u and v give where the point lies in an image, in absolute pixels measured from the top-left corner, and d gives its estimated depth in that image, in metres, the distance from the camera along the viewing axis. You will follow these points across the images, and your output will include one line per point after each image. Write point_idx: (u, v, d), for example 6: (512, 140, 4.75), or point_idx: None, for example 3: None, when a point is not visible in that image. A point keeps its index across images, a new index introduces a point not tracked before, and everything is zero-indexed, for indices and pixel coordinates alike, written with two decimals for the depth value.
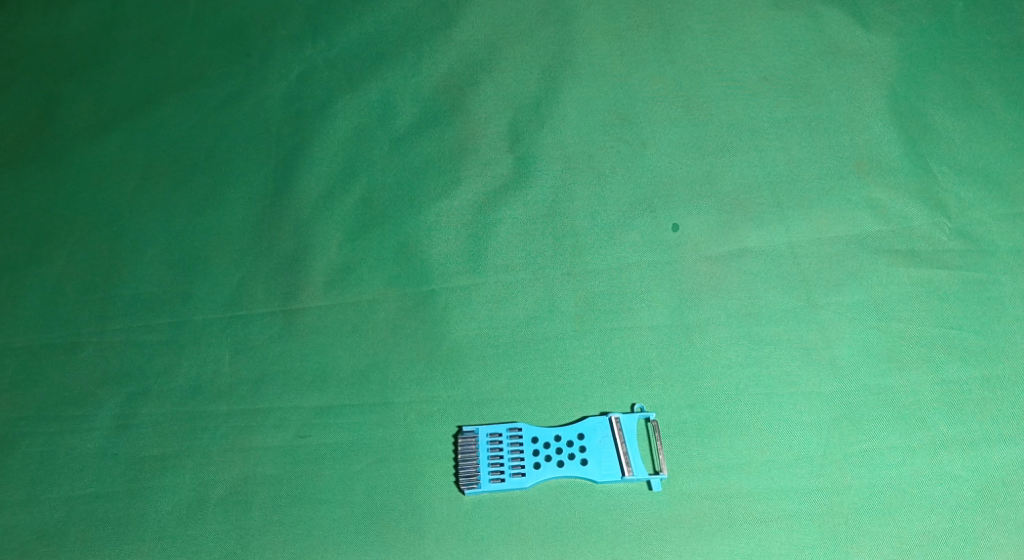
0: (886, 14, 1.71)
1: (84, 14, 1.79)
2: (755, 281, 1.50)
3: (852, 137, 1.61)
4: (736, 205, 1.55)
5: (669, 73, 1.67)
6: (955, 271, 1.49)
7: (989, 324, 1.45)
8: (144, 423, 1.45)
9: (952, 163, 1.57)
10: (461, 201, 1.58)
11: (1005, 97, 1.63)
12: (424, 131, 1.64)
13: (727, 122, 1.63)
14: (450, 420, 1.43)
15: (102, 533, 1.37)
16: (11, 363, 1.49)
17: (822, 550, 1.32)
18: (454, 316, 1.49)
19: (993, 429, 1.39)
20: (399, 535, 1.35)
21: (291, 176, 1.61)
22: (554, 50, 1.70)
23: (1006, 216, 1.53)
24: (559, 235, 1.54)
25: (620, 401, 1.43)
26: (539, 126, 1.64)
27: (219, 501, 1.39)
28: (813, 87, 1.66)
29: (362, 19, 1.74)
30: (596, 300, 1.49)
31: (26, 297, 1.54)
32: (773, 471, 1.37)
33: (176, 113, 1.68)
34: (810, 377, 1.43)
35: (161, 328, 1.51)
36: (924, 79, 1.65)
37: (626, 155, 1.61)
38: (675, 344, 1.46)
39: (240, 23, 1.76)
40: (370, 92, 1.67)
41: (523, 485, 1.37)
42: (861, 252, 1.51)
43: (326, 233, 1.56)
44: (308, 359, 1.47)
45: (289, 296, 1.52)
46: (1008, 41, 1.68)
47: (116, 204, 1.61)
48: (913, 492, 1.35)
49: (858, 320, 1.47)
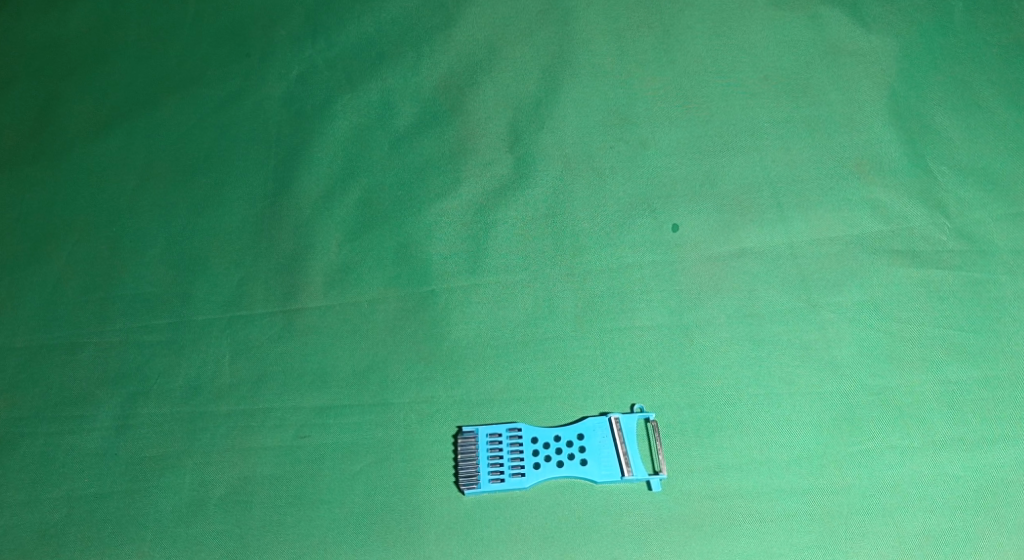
0: (886, 14, 1.75)
1: (84, 14, 1.83)
2: (755, 281, 1.52)
3: (853, 136, 1.64)
4: (736, 205, 1.58)
5: (670, 73, 1.71)
6: (955, 271, 1.51)
7: (989, 325, 1.47)
8: (144, 423, 1.45)
9: (952, 163, 1.60)
10: (461, 201, 1.60)
11: (1005, 98, 1.66)
12: (424, 131, 1.66)
13: (727, 122, 1.66)
14: (450, 420, 1.43)
15: (101, 533, 1.37)
16: (11, 363, 1.50)
17: (822, 550, 1.32)
18: (453, 316, 1.50)
19: (995, 429, 1.39)
20: (399, 535, 1.35)
21: (291, 176, 1.63)
22: (554, 50, 1.73)
23: (1006, 216, 1.55)
24: (560, 235, 1.56)
25: (620, 401, 1.43)
26: (539, 125, 1.66)
27: (219, 501, 1.39)
28: (812, 87, 1.69)
29: (362, 19, 1.78)
30: (596, 301, 1.51)
31: (26, 296, 1.56)
32: (773, 471, 1.37)
33: (175, 113, 1.71)
34: (811, 377, 1.44)
35: (161, 328, 1.51)
36: (925, 80, 1.68)
37: (627, 155, 1.63)
38: (675, 344, 1.47)
39: (240, 23, 1.79)
40: (370, 92, 1.70)
41: (523, 485, 1.37)
42: (860, 252, 1.53)
43: (326, 233, 1.58)
44: (309, 359, 1.48)
45: (290, 296, 1.53)
46: (1008, 41, 1.72)
47: (115, 204, 1.63)
48: (913, 491, 1.35)
49: (858, 320, 1.48)
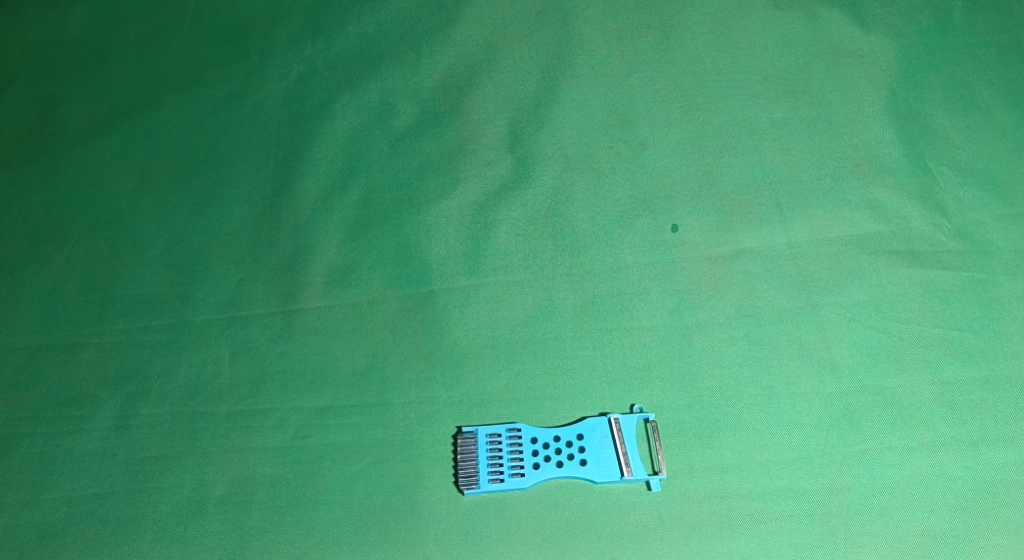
0: (887, 14, 1.75)
1: (84, 14, 1.83)
2: (754, 280, 1.52)
3: (852, 137, 1.64)
4: (736, 206, 1.58)
5: (671, 74, 1.71)
6: (955, 271, 1.51)
7: (989, 325, 1.47)
8: (145, 423, 1.45)
9: (951, 163, 1.61)
10: (461, 201, 1.60)
11: (1004, 98, 1.66)
12: (423, 131, 1.66)
13: (727, 122, 1.66)
14: (451, 421, 1.43)
15: (101, 533, 1.37)
16: (11, 363, 1.50)
17: (822, 550, 1.32)
18: (454, 316, 1.50)
19: (993, 428, 1.39)
20: (399, 536, 1.35)
21: (291, 176, 1.63)
22: (554, 51, 1.73)
23: (1005, 216, 1.55)
24: (559, 235, 1.57)
25: (620, 400, 1.44)
26: (539, 126, 1.66)
27: (219, 501, 1.39)
28: (812, 88, 1.69)
29: (361, 18, 1.78)
30: (596, 301, 1.51)
31: (26, 296, 1.56)
32: (772, 470, 1.38)
33: (175, 113, 1.71)
34: (811, 377, 1.44)
35: (161, 328, 1.51)
36: (924, 80, 1.68)
37: (626, 155, 1.64)
38: (675, 344, 1.47)
39: (240, 24, 1.79)
40: (370, 92, 1.71)
41: (523, 485, 1.37)
42: (860, 252, 1.53)
43: (326, 233, 1.58)
44: (308, 358, 1.48)
45: (290, 296, 1.53)
46: (1008, 41, 1.72)
47: (115, 204, 1.63)
48: (913, 491, 1.35)
49: (857, 320, 1.48)
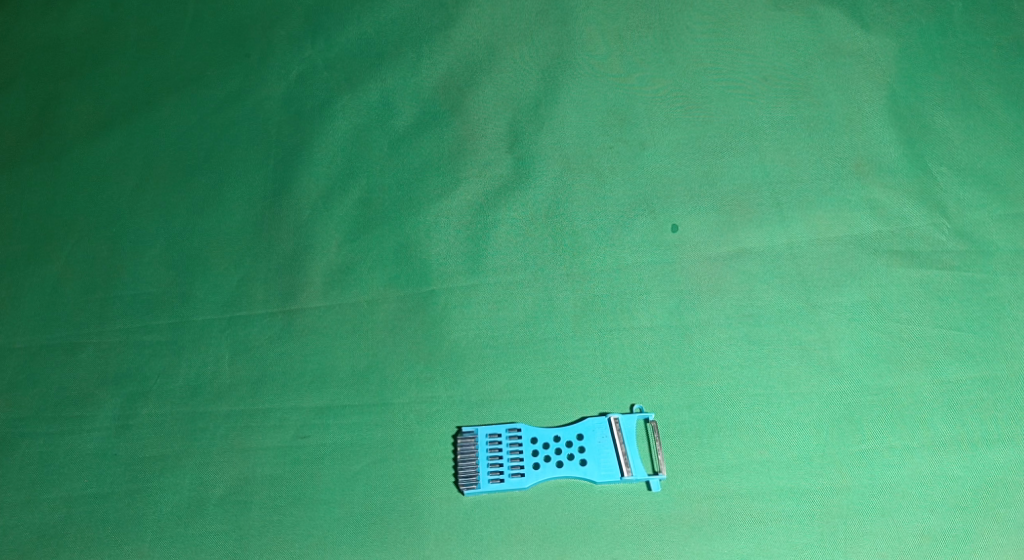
0: (887, 14, 1.75)
1: (85, 14, 1.83)
2: (754, 280, 1.52)
3: (852, 137, 1.64)
4: (735, 206, 1.58)
5: (671, 74, 1.71)
6: (955, 271, 1.51)
7: (989, 325, 1.47)
8: (144, 423, 1.45)
9: (951, 163, 1.61)
10: (461, 200, 1.60)
11: (1004, 98, 1.66)
12: (423, 131, 1.66)
13: (727, 122, 1.66)
14: (450, 421, 1.43)
15: (101, 533, 1.37)
16: (11, 363, 1.50)
17: (822, 549, 1.32)
18: (453, 316, 1.50)
19: (993, 428, 1.39)
20: (398, 536, 1.35)
21: (291, 176, 1.63)
22: (554, 51, 1.73)
23: (1005, 216, 1.55)
24: (559, 235, 1.57)
25: (620, 400, 1.44)
26: (539, 126, 1.66)
27: (219, 501, 1.39)
28: (812, 88, 1.69)
29: (361, 19, 1.78)
30: (596, 301, 1.51)
31: (26, 296, 1.56)
32: (772, 470, 1.38)
33: (175, 113, 1.71)
34: (812, 377, 1.44)
35: (161, 328, 1.51)
36: (924, 80, 1.68)
37: (626, 155, 1.64)
38: (674, 344, 1.47)
39: (240, 24, 1.79)
40: (370, 92, 1.70)
41: (523, 485, 1.37)
42: (860, 252, 1.53)
43: (326, 233, 1.58)
44: (308, 358, 1.48)
45: (290, 296, 1.53)
46: (1008, 41, 1.72)
47: (115, 204, 1.63)
48: (913, 491, 1.35)
49: (857, 320, 1.48)
